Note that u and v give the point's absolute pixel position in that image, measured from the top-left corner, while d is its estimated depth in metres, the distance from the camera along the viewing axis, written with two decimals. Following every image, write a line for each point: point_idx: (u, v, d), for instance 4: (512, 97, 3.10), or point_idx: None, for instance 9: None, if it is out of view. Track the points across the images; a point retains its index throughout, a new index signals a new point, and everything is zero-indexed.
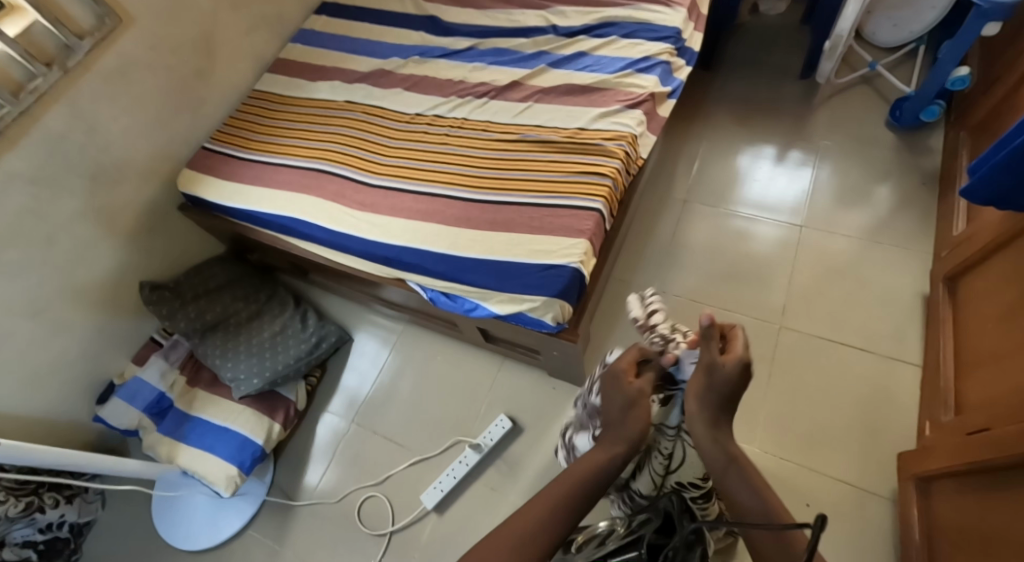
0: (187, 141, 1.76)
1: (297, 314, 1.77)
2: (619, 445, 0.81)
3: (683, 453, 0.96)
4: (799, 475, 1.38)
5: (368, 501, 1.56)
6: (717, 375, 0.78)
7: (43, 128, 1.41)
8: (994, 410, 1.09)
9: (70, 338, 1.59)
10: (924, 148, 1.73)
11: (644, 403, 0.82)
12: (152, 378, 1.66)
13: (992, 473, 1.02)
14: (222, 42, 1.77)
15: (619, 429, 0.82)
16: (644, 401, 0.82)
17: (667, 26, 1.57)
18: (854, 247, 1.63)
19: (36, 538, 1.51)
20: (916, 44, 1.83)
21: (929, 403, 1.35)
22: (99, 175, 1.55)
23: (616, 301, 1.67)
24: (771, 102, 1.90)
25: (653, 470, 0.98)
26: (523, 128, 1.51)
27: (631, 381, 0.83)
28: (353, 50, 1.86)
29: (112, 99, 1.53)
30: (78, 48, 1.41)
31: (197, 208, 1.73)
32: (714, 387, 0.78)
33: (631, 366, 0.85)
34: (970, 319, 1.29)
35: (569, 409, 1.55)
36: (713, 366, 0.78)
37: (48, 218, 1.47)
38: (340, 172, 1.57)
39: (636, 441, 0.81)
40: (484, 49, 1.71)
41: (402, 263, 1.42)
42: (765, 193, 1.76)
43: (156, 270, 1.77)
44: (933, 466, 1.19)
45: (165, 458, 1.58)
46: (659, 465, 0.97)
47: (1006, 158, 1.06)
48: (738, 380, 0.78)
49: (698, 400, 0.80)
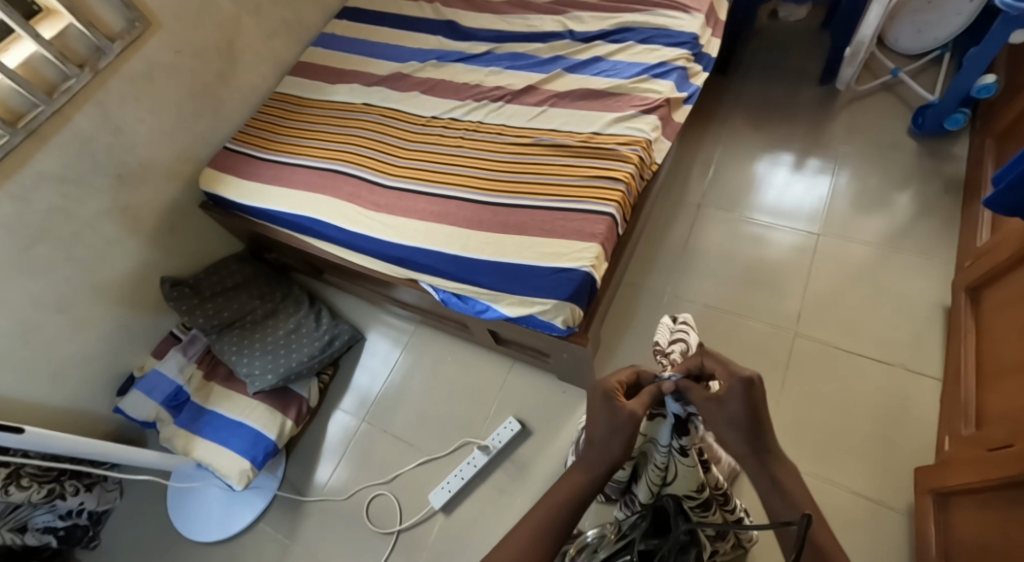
0: (210, 141, 1.81)
1: (312, 313, 1.80)
2: (600, 467, 0.82)
3: (676, 468, 0.95)
4: (812, 486, 1.36)
5: (377, 499, 1.57)
6: (728, 407, 0.77)
7: (74, 127, 1.46)
8: (1016, 425, 1.06)
9: (93, 332, 1.64)
10: (947, 156, 1.69)
11: (633, 428, 0.80)
12: (170, 372, 1.70)
13: (1012, 489, 0.99)
14: (245, 46, 1.81)
15: (605, 449, 0.82)
16: (631, 424, 0.80)
17: (684, 32, 1.57)
18: (873, 256, 1.60)
19: (58, 524, 1.57)
20: (940, 51, 1.79)
21: (949, 417, 1.32)
22: (125, 174, 1.60)
23: (626, 308, 1.67)
24: (789, 109, 1.88)
25: (649, 478, 0.98)
26: (536, 132, 1.52)
27: (622, 403, 0.82)
28: (372, 54, 1.89)
29: (139, 100, 1.58)
30: (109, 50, 1.47)
31: (218, 207, 1.78)
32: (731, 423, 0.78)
33: (615, 387, 0.84)
34: (992, 330, 1.26)
35: (577, 415, 1.54)
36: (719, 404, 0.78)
37: (75, 214, 1.52)
38: (356, 173, 1.60)
39: (619, 460, 0.82)
40: (500, 54, 1.73)
41: (414, 264, 1.44)
42: (782, 200, 1.73)
43: (178, 267, 1.81)
44: (954, 482, 1.15)
45: (180, 451, 1.62)
46: (654, 475, 0.97)
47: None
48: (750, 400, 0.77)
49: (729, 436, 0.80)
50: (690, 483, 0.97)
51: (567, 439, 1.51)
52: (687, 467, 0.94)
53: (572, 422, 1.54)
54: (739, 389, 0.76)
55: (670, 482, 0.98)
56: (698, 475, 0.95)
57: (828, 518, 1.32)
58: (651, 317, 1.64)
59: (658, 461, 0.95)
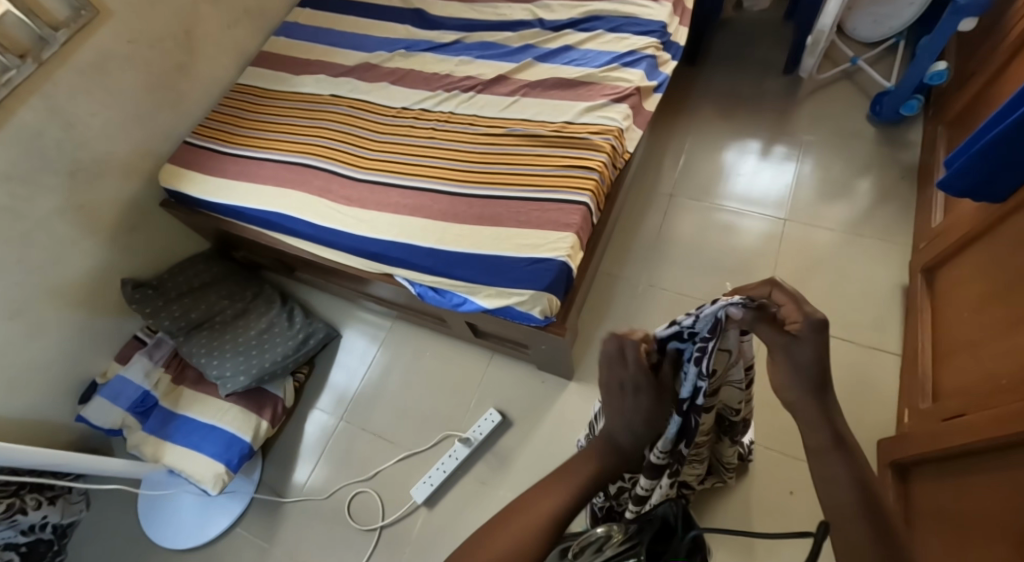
0: (167, 136, 1.74)
1: (284, 311, 1.75)
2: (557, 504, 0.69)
3: (731, 388, 0.88)
4: (781, 461, 1.42)
5: (358, 497, 1.56)
6: (798, 353, 0.64)
7: (19, 122, 1.38)
8: (968, 397, 1.13)
9: (48, 338, 1.56)
10: (904, 141, 1.76)
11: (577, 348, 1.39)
12: (136, 378, 1.63)
13: (965, 457, 1.06)
14: (202, 35, 1.74)
15: None
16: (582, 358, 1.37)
17: (652, 21, 1.58)
18: (836, 240, 1.65)
19: (19, 540, 1.47)
20: (896, 40, 1.86)
21: (907, 391, 1.38)
22: (78, 171, 1.52)
23: (602, 299, 1.70)
24: (753, 97, 1.93)
25: (727, 401, 0.93)
26: (509, 122, 1.51)
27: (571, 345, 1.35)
28: (338, 43, 1.84)
29: (89, 93, 1.50)
30: (53, 40, 1.39)
31: (180, 203, 1.71)
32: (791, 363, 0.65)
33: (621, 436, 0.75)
34: (945, 307, 1.33)
35: (558, 404, 1.56)
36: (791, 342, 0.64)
37: (26, 214, 1.44)
38: (325, 166, 1.56)
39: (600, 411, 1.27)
40: (471, 43, 1.71)
41: (390, 258, 1.41)
42: (750, 187, 1.78)
43: (140, 269, 1.75)
44: (912, 452, 1.21)
45: (150, 458, 1.57)
46: (731, 395, 0.90)
47: (968, 160, 1.12)
48: (811, 344, 0.63)
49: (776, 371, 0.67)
50: (735, 397, 0.91)
51: (548, 427, 1.53)
52: (740, 391, 0.89)
53: (552, 409, 1.56)
54: (810, 333, 0.62)
55: (738, 391, 0.90)
56: (746, 389, 0.90)
57: (800, 491, 1.38)
58: (627, 306, 1.67)
59: (738, 378, 0.86)
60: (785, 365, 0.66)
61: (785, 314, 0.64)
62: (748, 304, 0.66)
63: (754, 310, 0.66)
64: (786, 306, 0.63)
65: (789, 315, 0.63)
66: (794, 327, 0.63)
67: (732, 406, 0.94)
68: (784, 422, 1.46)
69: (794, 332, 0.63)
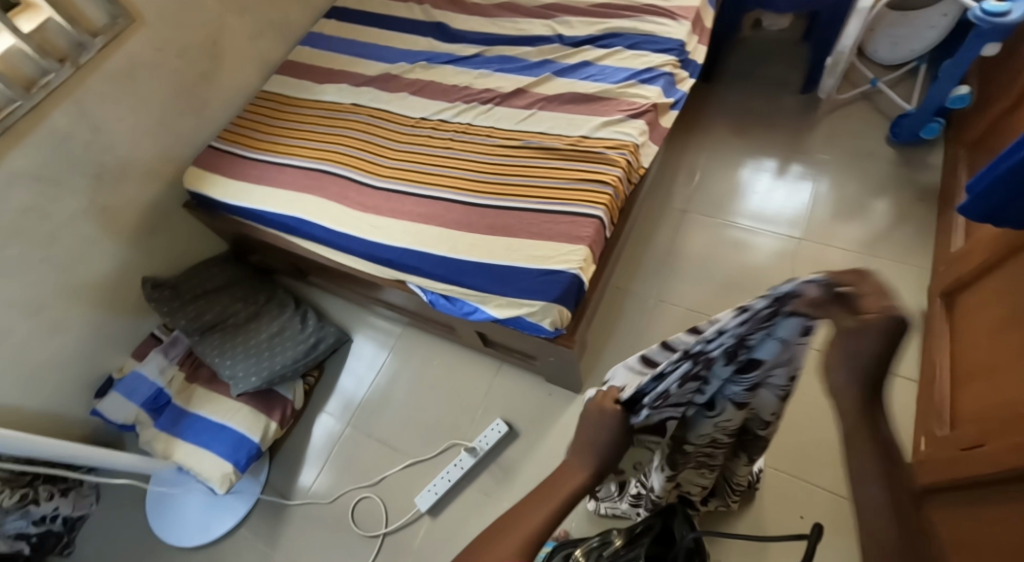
0: (192, 141, 1.78)
1: (297, 314, 1.77)
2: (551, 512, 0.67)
3: (769, 396, 0.82)
4: (788, 483, 1.40)
5: (362, 502, 1.56)
6: (865, 344, 0.53)
7: (52, 124, 1.43)
8: (985, 426, 1.09)
9: (67, 333, 1.59)
10: (923, 164, 1.74)
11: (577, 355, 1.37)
12: (151, 375, 1.66)
13: (985, 487, 1.03)
14: (230, 44, 1.79)
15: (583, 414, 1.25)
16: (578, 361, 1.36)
17: (670, 38, 1.59)
18: (850, 261, 1.63)
19: (30, 530, 1.50)
20: (916, 63, 1.85)
21: (924, 417, 1.35)
22: (105, 172, 1.57)
23: (611, 314, 1.69)
24: (770, 115, 1.93)
25: (758, 412, 0.87)
26: (525, 135, 1.53)
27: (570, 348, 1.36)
28: (361, 55, 1.88)
29: (120, 97, 1.55)
30: (91, 45, 1.44)
31: (201, 206, 1.76)
32: (855, 359, 0.55)
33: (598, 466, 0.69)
34: (964, 333, 1.30)
35: (567, 416, 1.55)
36: (856, 334, 0.54)
37: (53, 211, 1.49)
38: (343, 173, 1.59)
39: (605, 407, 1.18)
40: (490, 56, 1.74)
41: (403, 266, 1.43)
42: (766, 205, 1.77)
43: (159, 268, 1.79)
44: (930, 480, 1.17)
45: (160, 454, 1.59)
46: (762, 405, 0.85)
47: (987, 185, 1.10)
48: (882, 344, 0.53)
49: (833, 362, 0.57)
50: (766, 410, 0.86)
51: (554, 442, 1.52)
52: (775, 402, 0.83)
53: (559, 422, 1.55)
54: (887, 327, 0.52)
55: (774, 403, 0.84)
56: (784, 401, 0.84)
57: (808, 515, 1.35)
58: (638, 322, 1.66)
59: (779, 385, 0.79)
60: (846, 360, 0.56)
61: (866, 303, 0.53)
62: (826, 285, 0.57)
63: (831, 294, 0.57)
64: (869, 293, 0.53)
65: (868, 303, 0.53)
66: (870, 316, 0.52)
67: (762, 418, 0.88)
68: (793, 444, 1.44)
69: (866, 323, 0.53)
